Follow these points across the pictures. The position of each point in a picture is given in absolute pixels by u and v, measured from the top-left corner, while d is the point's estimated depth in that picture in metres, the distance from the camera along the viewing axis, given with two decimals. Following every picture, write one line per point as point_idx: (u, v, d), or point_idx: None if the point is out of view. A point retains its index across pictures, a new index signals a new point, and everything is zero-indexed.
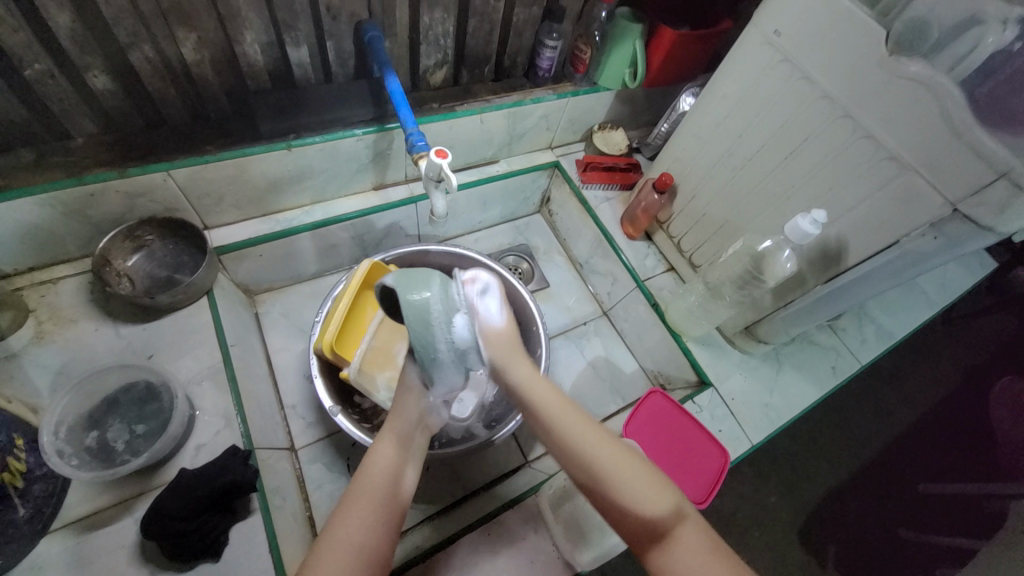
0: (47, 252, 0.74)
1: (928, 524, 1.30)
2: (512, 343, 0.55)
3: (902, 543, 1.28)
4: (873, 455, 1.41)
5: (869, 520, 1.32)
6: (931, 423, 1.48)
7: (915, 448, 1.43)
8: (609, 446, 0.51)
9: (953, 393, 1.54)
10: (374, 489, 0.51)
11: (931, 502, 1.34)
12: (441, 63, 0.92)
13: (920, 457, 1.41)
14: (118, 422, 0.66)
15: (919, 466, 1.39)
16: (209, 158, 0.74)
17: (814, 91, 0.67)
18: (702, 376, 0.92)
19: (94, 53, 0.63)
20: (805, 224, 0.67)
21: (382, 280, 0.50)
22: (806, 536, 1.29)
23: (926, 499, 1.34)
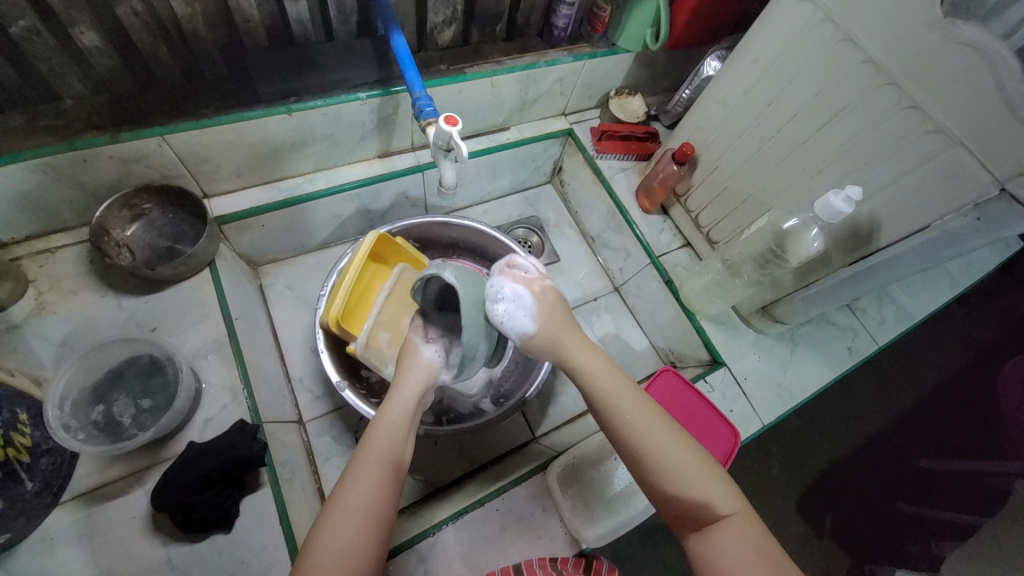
0: (43, 220, 0.71)
1: (927, 499, 1.31)
2: (557, 330, 0.65)
3: (898, 515, 1.30)
4: (878, 431, 1.41)
5: (867, 492, 1.33)
6: (939, 402, 1.46)
7: (921, 426, 1.42)
8: (649, 424, 0.56)
9: (964, 371, 1.52)
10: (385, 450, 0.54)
11: (930, 479, 1.34)
12: (450, 21, 0.85)
13: (924, 435, 1.41)
14: (124, 397, 0.64)
15: (925, 443, 1.39)
16: (204, 123, 0.70)
17: (857, 55, 0.61)
18: (715, 355, 0.90)
19: (77, 5, 0.58)
20: (837, 202, 0.63)
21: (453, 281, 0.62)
22: (804, 507, 1.31)
23: (925, 476, 1.34)
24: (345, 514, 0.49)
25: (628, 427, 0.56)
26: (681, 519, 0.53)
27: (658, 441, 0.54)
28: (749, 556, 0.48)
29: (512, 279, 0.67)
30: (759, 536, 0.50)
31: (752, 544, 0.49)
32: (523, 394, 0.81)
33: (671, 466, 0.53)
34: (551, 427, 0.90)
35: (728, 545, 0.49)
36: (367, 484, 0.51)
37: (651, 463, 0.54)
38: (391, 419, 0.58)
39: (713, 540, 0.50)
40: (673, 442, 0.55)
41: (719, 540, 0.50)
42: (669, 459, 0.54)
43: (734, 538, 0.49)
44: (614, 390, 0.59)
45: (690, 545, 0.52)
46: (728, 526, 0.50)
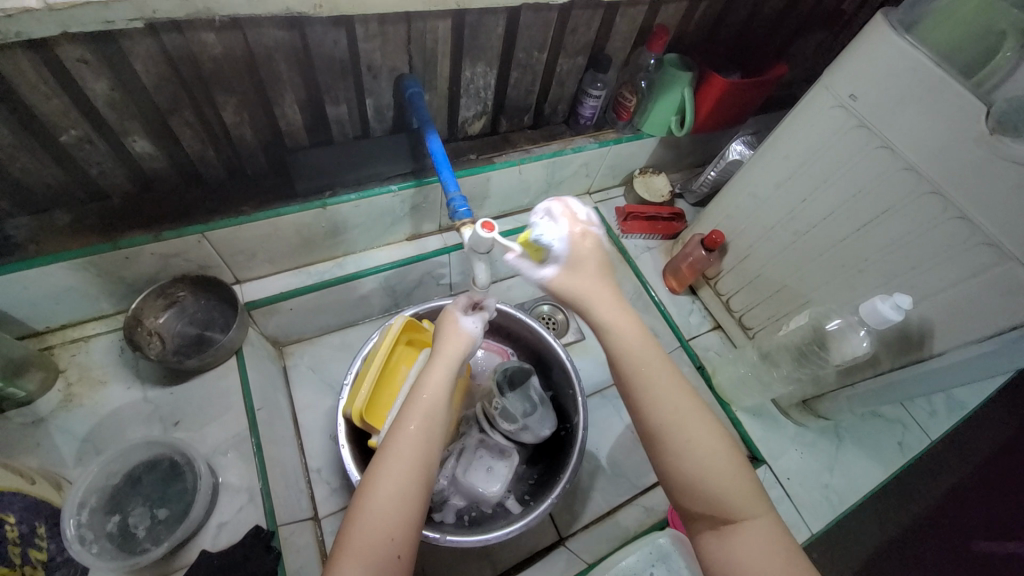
0: (80, 310, 0.72)
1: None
2: (586, 280, 0.59)
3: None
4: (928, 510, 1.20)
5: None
6: (993, 475, 1.26)
7: (975, 501, 1.22)
8: (680, 404, 0.53)
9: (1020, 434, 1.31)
10: (419, 439, 0.53)
11: (981, 564, 1.16)
12: (480, 114, 0.88)
13: (981, 509, 1.22)
14: (140, 505, 0.62)
15: (978, 522, 1.20)
16: (243, 219, 0.72)
17: (896, 162, 0.60)
18: (754, 451, 0.85)
19: (133, 118, 0.62)
20: (885, 309, 0.60)
21: (506, 370, 0.87)
22: None
23: (975, 560, 1.16)
24: (382, 510, 0.49)
25: (655, 406, 0.53)
26: (696, 516, 0.51)
27: (680, 438, 0.51)
28: (767, 563, 0.47)
29: (560, 213, 0.63)
30: (782, 546, 0.48)
31: (772, 547, 0.48)
32: (550, 492, 0.78)
33: (699, 459, 0.51)
34: (581, 527, 0.85)
35: (746, 550, 0.48)
36: (406, 478, 0.51)
37: (672, 454, 0.51)
38: (424, 406, 0.56)
39: (730, 543, 0.49)
40: (695, 432, 0.52)
41: (736, 544, 0.49)
42: (690, 457, 0.51)
43: (752, 543, 0.48)
44: (642, 376, 0.54)
45: (703, 541, 0.51)
46: (746, 529, 0.49)
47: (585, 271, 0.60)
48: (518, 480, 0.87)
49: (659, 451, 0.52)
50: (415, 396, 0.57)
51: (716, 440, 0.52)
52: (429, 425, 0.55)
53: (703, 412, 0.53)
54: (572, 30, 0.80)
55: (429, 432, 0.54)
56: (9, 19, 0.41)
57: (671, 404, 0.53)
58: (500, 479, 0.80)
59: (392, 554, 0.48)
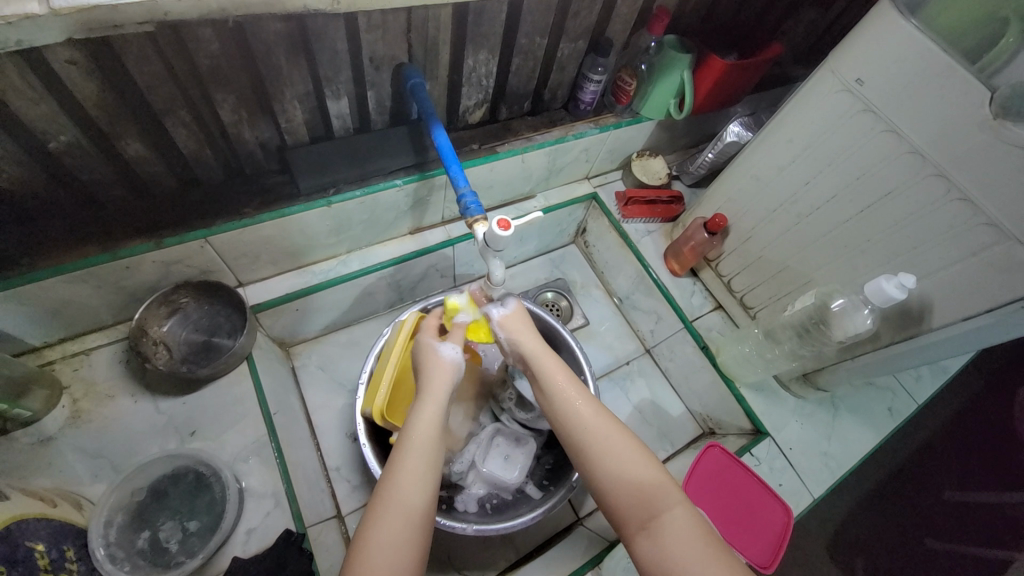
0: (79, 323, 0.69)
1: (956, 533, 1.19)
2: (521, 320, 0.69)
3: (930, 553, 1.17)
4: (897, 465, 1.28)
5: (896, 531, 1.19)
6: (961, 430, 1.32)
7: (942, 453, 1.29)
8: (591, 411, 0.60)
9: (986, 388, 1.38)
10: (419, 461, 0.55)
11: (954, 513, 1.22)
12: (481, 102, 0.87)
13: (950, 462, 1.28)
14: (168, 520, 0.62)
15: (947, 473, 1.26)
16: (247, 222, 0.70)
17: (901, 145, 0.62)
18: (758, 425, 0.89)
19: (126, 121, 0.58)
20: (891, 289, 0.63)
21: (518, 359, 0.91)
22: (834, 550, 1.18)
23: (948, 509, 1.22)
24: (383, 542, 0.49)
25: (570, 415, 0.60)
26: (626, 521, 0.54)
27: (606, 447, 0.57)
28: (692, 551, 0.50)
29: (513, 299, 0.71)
30: (699, 526, 0.52)
31: (695, 536, 0.51)
32: (568, 476, 0.80)
33: (611, 454, 0.57)
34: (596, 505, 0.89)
35: (672, 541, 0.51)
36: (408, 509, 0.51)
37: (591, 458, 0.57)
38: (422, 431, 0.57)
39: (658, 541, 0.51)
40: (612, 436, 0.58)
41: (662, 536, 0.51)
42: (617, 460, 0.56)
43: (678, 534, 0.51)
44: (570, 391, 0.62)
45: (636, 550, 0.52)
46: (671, 521, 0.52)
47: (517, 314, 0.69)
48: (536, 466, 0.89)
49: (584, 458, 0.58)
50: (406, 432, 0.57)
51: (635, 446, 0.58)
52: (425, 449, 0.56)
53: (610, 416, 0.60)
54: (574, 14, 0.78)
55: (426, 455, 0.55)
56: (9, 27, 0.36)
57: (596, 418, 0.60)
58: (516, 464, 0.82)
59: None
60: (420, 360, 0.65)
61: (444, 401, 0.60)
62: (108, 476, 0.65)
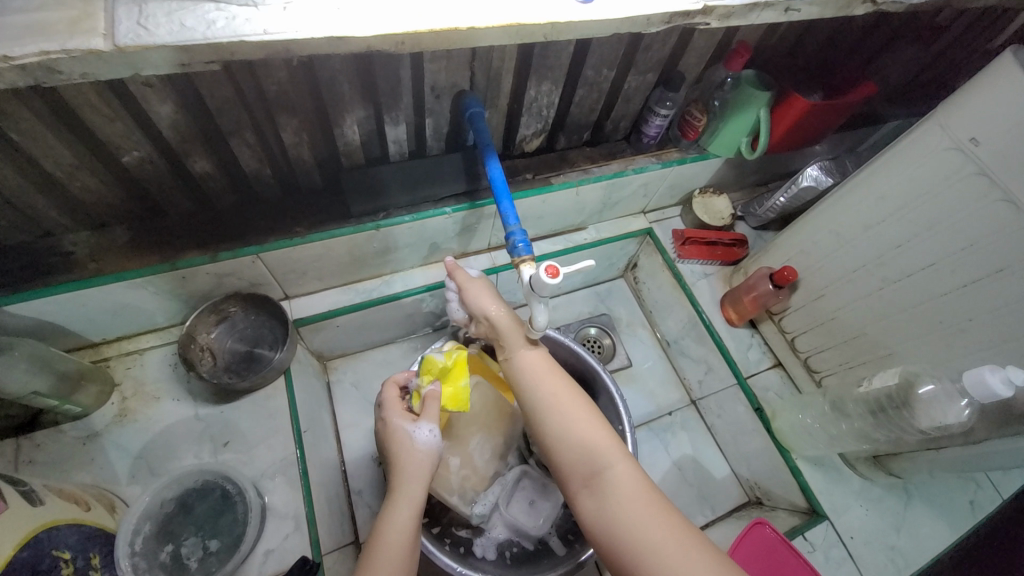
0: (135, 325, 0.72)
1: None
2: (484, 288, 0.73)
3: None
4: None
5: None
6: None
7: None
8: (546, 373, 0.64)
9: None
10: (393, 556, 0.55)
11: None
12: (539, 132, 0.84)
13: None
14: (192, 535, 0.63)
15: None
16: (297, 241, 0.70)
17: (1021, 219, 0.54)
18: (814, 505, 0.80)
19: (195, 141, 0.60)
20: (995, 384, 0.55)
21: None
22: None
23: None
24: None
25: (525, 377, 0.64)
26: (572, 478, 0.58)
27: (554, 406, 0.61)
28: (629, 504, 0.53)
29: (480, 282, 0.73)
30: (640, 484, 0.55)
31: (633, 489, 0.55)
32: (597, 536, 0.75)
33: (559, 413, 0.60)
34: None
35: (611, 497, 0.54)
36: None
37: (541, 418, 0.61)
38: (398, 525, 0.57)
39: (599, 497, 0.55)
40: (563, 397, 0.62)
41: (602, 493, 0.55)
42: (565, 419, 0.60)
43: (620, 488, 0.55)
44: (527, 355, 0.66)
45: (582, 505, 0.57)
46: (613, 476, 0.56)
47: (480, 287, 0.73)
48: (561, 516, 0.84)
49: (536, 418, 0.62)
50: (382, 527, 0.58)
51: (581, 403, 0.61)
52: (399, 538, 0.56)
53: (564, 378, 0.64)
54: (645, 47, 0.74)
55: (403, 541, 0.56)
56: (73, 61, 0.37)
57: (547, 380, 0.63)
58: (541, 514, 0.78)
59: None
60: (386, 445, 0.65)
61: (421, 495, 0.60)
62: (143, 479, 0.68)
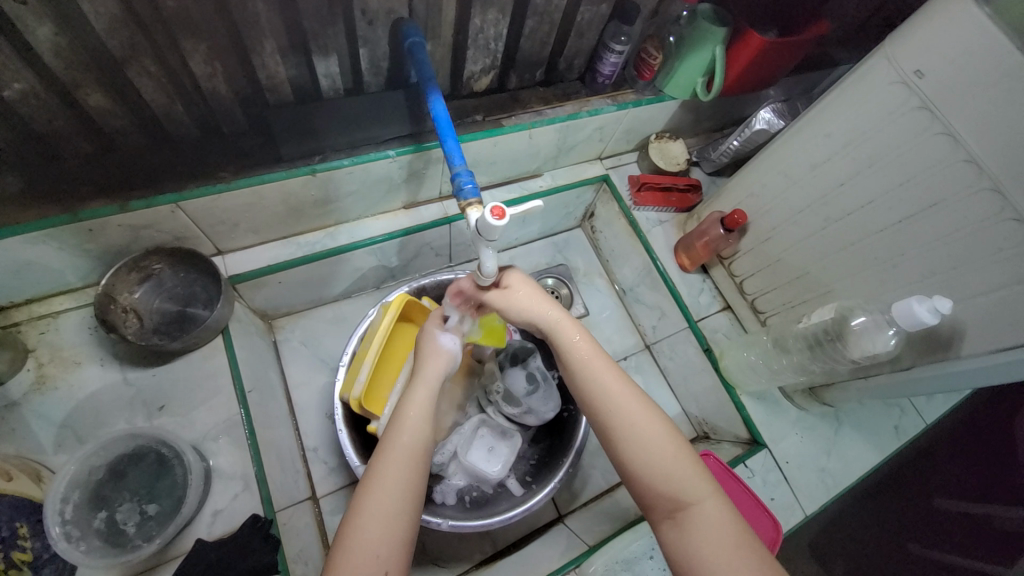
0: (43, 285, 0.65)
1: (944, 542, 1.15)
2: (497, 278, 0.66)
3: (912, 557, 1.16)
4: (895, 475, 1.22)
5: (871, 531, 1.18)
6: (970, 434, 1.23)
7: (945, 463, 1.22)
8: (620, 390, 0.57)
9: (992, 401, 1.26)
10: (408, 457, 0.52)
11: (940, 520, 1.18)
12: (488, 69, 0.78)
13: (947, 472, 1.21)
14: (128, 501, 0.60)
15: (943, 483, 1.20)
16: (222, 188, 0.64)
17: (956, 152, 0.55)
18: (755, 436, 0.84)
19: (84, 69, 0.52)
20: (922, 313, 0.58)
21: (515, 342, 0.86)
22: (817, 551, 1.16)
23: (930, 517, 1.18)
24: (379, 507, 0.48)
25: (597, 391, 0.57)
26: (653, 506, 0.53)
27: (643, 434, 0.54)
28: (725, 549, 0.48)
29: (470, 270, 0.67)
30: (729, 525, 0.50)
31: (729, 531, 0.50)
32: (553, 478, 0.78)
33: (637, 439, 0.54)
34: (580, 504, 0.87)
35: (698, 535, 0.50)
36: (401, 488, 0.50)
37: (618, 440, 0.55)
38: (413, 415, 0.55)
39: (687, 533, 0.50)
40: (643, 421, 0.55)
41: (688, 529, 0.50)
42: (644, 444, 0.54)
43: (707, 526, 0.50)
44: (595, 364, 0.59)
45: (662, 535, 0.52)
46: (700, 513, 0.51)
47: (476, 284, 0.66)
48: (520, 460, 0.86)
49: (613, 438, 0.55)
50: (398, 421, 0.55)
51: (669, 430, 0.55)
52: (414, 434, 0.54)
53: (642, 397, 0.57)
54: None
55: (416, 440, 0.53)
56: None
57: (632, 399, 0.56)
58: (495, 459, 0.78)
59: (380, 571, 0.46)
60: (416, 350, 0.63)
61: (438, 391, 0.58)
62: (72, 448, 0.63)
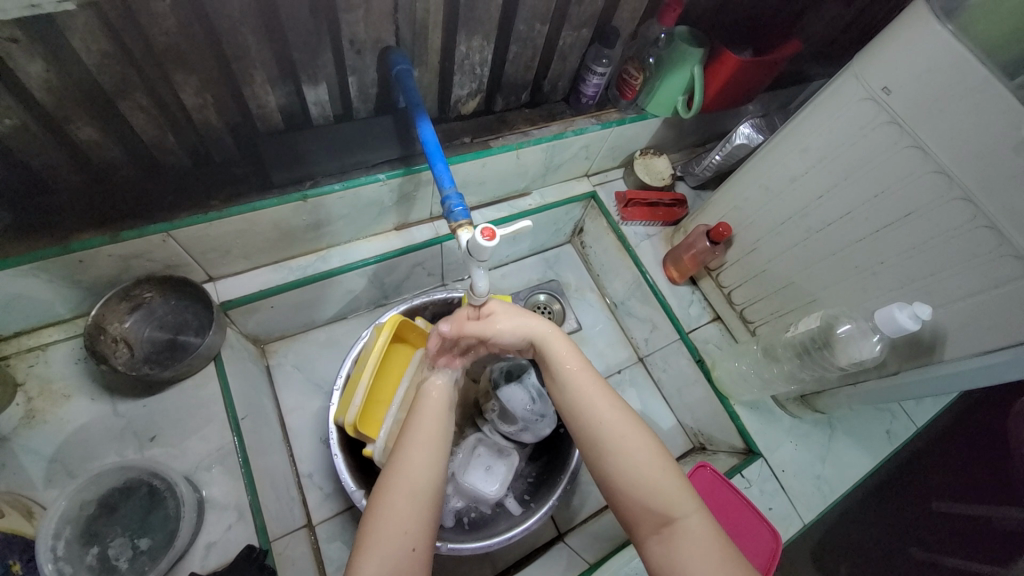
0: (32, 317, 0.65)
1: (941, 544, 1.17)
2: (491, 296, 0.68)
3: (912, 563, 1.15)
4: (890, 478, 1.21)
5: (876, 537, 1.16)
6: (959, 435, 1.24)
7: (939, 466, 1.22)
8: (608, 403, 0.58)
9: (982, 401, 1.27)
10: (430, 447, 0.55)
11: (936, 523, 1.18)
12: (475, 92, 0.80)
13: (940, 475, 1.22)
14: (120, 535, 0.59)
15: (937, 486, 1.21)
16: (214, 216, 0.64)
17: (926, 163, 0.57)
18: (750, 445, 0.85)
19: (76, 103, 0.52)
20: (904, 319, 0.59)
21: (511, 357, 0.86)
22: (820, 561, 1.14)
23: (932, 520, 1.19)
24: (403, 495, 0.51)
25: (585, 404, 0.58)
26: (637, 520, 0.53)
27: (625, 449, 0.55)
28: (710, 557, 0.49)
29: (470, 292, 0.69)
30: (713, 536, 0.51)
31: (714, 543, 0.50)
32: (552, 495, 0.77)
33: (624, 453, 0.55)
34: (579, 521, 0.86)
35: (683, 546, 0.50)
36: (425, 476, 0.53)
37: (605, 454, 0.55)
38: (435, 411, 0.59)
39: (672, 546, 0.50)
40: (629, 435, 0.56)
41: (674, 541, 0.51)
42: (631, 457, 0.54)
43: (692, 538, 0.50)
44: (584, 379, 0.60)
45: (645, 548, 0.52)
46: (686, 525, 0.51)
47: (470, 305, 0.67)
48: (517, 479, 0.85)
49: (600, 451, 0.56)
50: (419, 419, 0.58)
51: (655, 445, 0.56)
52: (421, 480, 0.53)
53: (629, 411, 0.58)
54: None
55: (438, 434, 0.57)
56: None
57: (615, 415, 0.57)
58: (495, 480, 0.77)
59: (409, 548, 0.49)
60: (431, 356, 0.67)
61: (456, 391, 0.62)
62: (61, 482, 0.62)
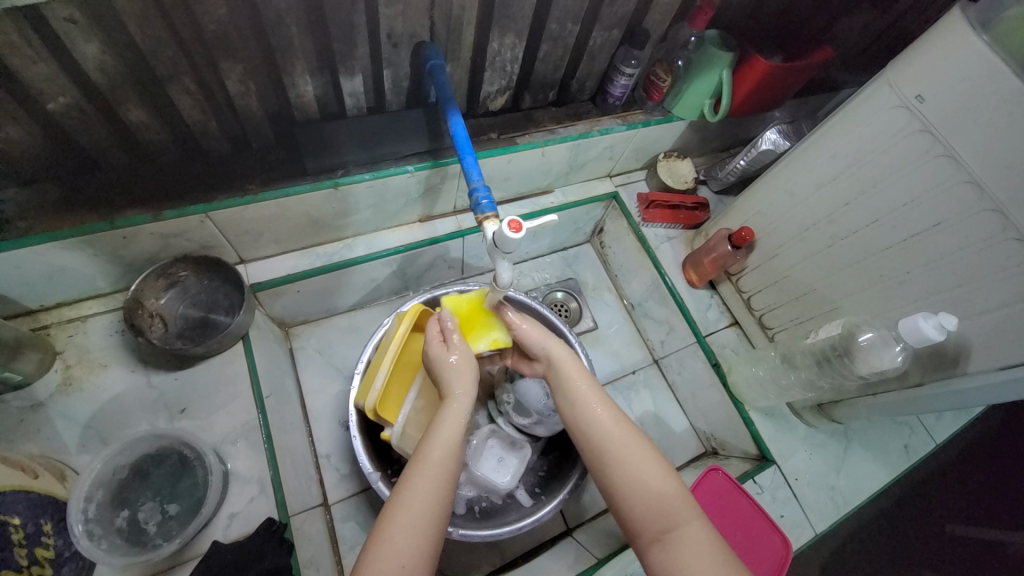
0: (74, 289, 0.68)
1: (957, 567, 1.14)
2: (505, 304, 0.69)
3: None
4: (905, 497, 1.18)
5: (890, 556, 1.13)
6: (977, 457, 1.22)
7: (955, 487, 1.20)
8: (612, 414, 0.59)
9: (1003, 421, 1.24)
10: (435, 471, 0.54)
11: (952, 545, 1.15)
12: (504, 89, 0.82)
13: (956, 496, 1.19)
14: (149, 501, 0.61)
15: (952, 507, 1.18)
16: (250, 199, 0.67)
17: (958, 173, 0.56)
18: (764, 451, 0.84)
19: (128, 86, 0.55)
20: (929, 329, 0.59)
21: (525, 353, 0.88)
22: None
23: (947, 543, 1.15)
24: (404, 522, 0.51)
25: (590, 414, 0.59)
26: (638, 529, 0.53)
27: (624, 458, 0.56)
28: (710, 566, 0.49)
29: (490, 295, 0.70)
30: (714, 546, 0.51)
31: (715, 553, 0.50)
32: (563, 489, 0.79)
33: (626, 462, 0.55)
34: (588, 517, 0.87)
35: (684, 555, 0.50)
36: (427, 502, 0.52)
37: (608, 463, 0.56)
38: (441, 432, 0.57)
39: (672, 555, 0.50)
40: (631, 445, 0.57)
41: (675, 551, 0.51)
42: (634, 467, 0.55)
43: (693, 547, 0.51)
44: (590, 391, 0.61)
45: (647, 558, 0.52)
46: (687, 534, 0.51)
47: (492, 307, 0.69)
48: (528, 472, 0.87)
49: (603, 460, 0.57)
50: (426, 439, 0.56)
51: (656, 456, 0.57)
52: (422, 510, 0.52)
53: (631, 422, 0.59)
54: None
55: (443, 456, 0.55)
56: None
57: (619, 427, 0.58)
58: (505, 470, 0.78)
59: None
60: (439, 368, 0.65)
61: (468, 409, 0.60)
62: (96, 448, 0.65)
